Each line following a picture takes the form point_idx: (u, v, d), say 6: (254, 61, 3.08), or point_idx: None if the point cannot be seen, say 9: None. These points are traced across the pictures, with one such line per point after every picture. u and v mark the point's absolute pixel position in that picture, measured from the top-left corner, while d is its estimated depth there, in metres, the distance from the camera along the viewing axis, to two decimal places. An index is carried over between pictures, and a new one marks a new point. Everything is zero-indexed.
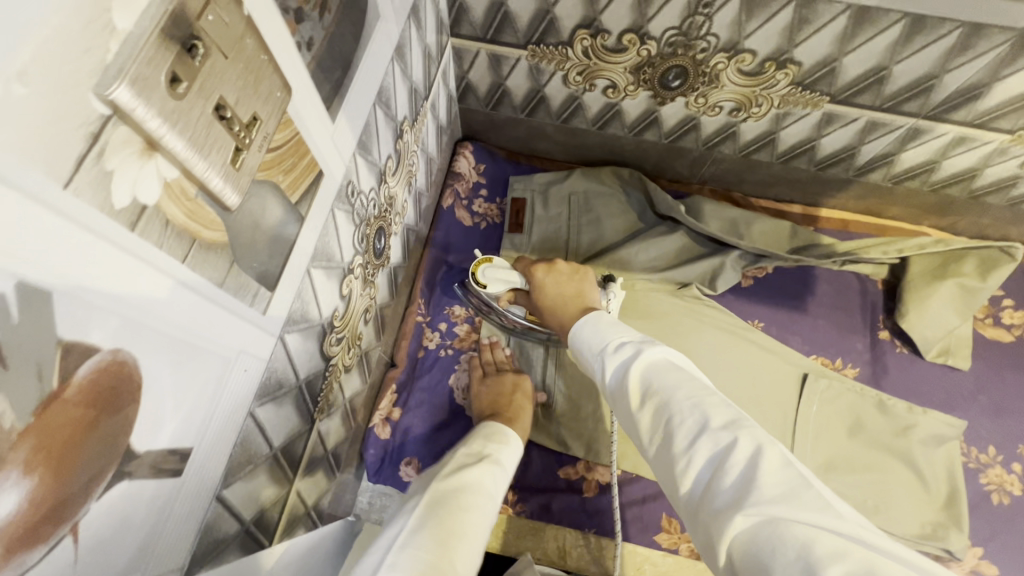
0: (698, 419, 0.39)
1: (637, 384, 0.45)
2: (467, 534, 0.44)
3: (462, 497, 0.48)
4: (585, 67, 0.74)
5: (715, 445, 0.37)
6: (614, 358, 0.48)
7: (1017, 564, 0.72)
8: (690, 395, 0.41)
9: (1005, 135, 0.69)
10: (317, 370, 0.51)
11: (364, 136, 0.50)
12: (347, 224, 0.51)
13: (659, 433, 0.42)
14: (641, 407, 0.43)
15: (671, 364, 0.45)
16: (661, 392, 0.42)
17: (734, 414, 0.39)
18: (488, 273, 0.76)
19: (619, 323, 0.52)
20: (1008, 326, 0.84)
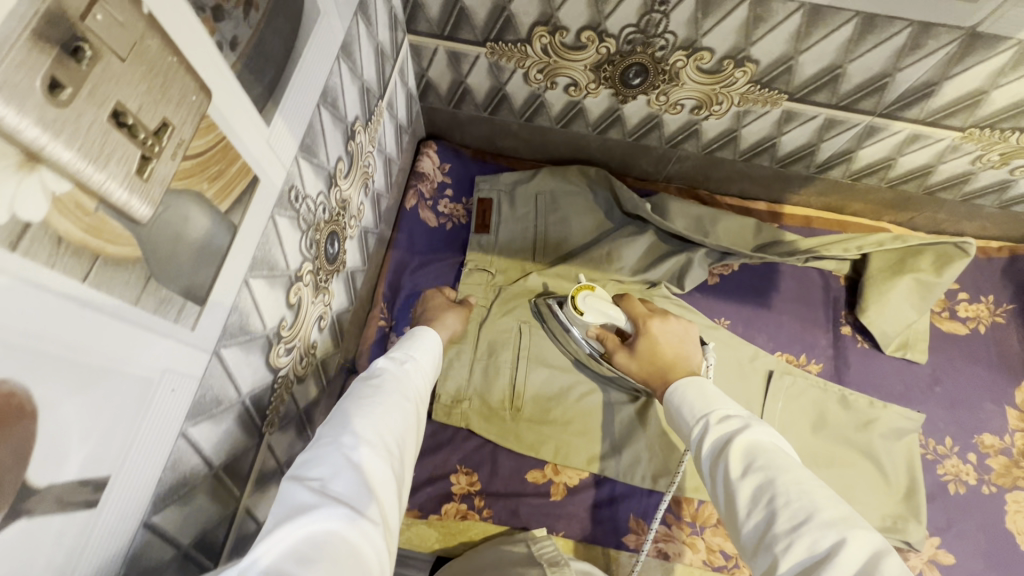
0: (806, 508, 0.42)
1: (738, 456, 0.48)
2: (387, 414, 0.48)
3: (364, 386, 0.50)
4: (545, 65, 0.72)
5: (824, 537, 0.40)
6: (718, 427, 0.51)
7: (972, 552, 0.74)
8: (797, 481, 0.44)
9: (956, 133, 0.70)
10: (263, 384, 0.49)
11: (307, 138, 0.48)
12: (292, 231, 0.48)
13: (754, 509, 0.44)
14: (739, 479, 0.46)
15: (777, 447, 0.48)
16: (767, 472, 0.45)
17: (849, 514, 0.41)
18: (594, 305, 0.71)
19: (722, 395, 0.56)
20: (963, 319, 0.85)
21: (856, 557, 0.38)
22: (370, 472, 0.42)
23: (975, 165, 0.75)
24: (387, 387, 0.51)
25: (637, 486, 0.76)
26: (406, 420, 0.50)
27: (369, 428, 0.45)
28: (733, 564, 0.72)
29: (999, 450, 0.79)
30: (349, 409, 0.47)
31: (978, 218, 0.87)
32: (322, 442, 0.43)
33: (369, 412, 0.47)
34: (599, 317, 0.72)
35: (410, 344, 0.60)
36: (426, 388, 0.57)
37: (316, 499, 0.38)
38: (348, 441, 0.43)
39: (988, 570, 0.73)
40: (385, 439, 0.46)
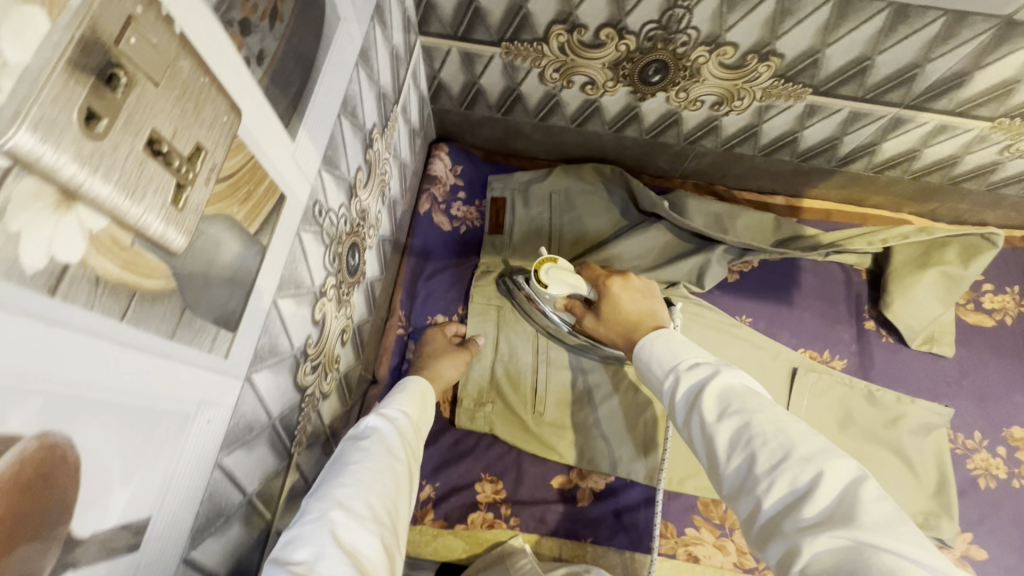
0: (783, 445, 0.40)
1: (712, 403, 0.46)
2: (376, 479, 0.47)
3: (348, 454, 0.49)
4: (561, 64, 0.71)
5: (803, 471, 0.38)
6: (689, 376, 0.50)
7: (1004, 546, 0.73)
8: (773, 419, 0.42)
9: (986, 122, 0.68)
10: (291, 404, 0.48)
11: (329, 150, 0.47)
12: (316, 246, 0.47)
13: (733, 453, 0.43)
14: (715, 424, 0.45)
15: (749, 387, 0.47)
16: (742, 414, 0.44)
17: (823, 445, 0.40)
18: (555, 275, 0.72)
19: (690, 344, 0.54)
20: (989, 310, 0.84)
21: (836, 489, 0.37)
22: (358, 546, 0.40)
23: (1002, 155, 0.74)
24: (374, 452, 0.49)
25: (664, 489, 0.75)
26: (396, 486, 0.48)
27: (356, 500, 0.44)
28: (763, 566, 0.71)
29: None
30: (333, 481, 0.45)
31: (1002, 207, 0.85)
32: (306, 520, 0.42)
33: (355, 481, 0.45)
34: (563, 287, 0.72)
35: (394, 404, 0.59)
36: (414, 446, 0.55)
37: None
38: (334, 516, 0.41)
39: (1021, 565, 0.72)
40: (373, 509, 0.44)
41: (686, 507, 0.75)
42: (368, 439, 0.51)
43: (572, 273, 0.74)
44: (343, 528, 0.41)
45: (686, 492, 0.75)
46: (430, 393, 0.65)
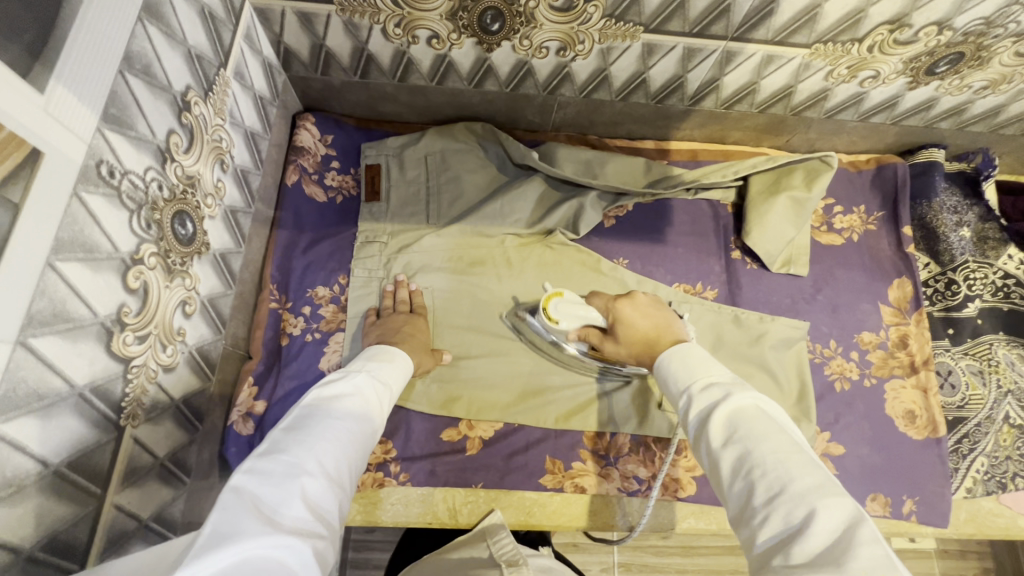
0: (781, 479, 0.42)
1: (720, 427, 0.48)
2: (349, 441, 0.51)
3: (331, 408, 0.52)
4: (400, 18, 0.70)
5: (798, 504, 0.40)
6: (701, 397, 0.53)
7: (857, 440, 0.81)
8: (773, 451, 0.44)
9: (804, 50, 0.73)
10: (109, 374, 0.46)
11: (112, 108, 0.45)
12: (113, 210, 0.45)
13: (735, 480, 0.45)
14: (721, 449, 0.47)
15: (763, 414, 0.48)
16: (745, 443, 0.46)
17: (825, 482, 0.41)
18: (560, 308, 0.72)
19: (710, 363, 0.57)
20: (839, 230, 0.91)
21: (826, 528, 0.38)
22: (318, 504, 0.44)
23: (829, 81, 0.79)
24: (350, 418, 0.53)
25: (551, 428, 0.78)
26: (361, 455, 0.52)
27: (329, 461, 0.47)
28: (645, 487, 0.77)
29: (876, 345, 0.86)
30: (312, 431, 0.48)
31: (845, 133, 0.92)
32: (281, 459, 0.44)
33: (333, 441, 0.49)
34: (571, 318, 0.72)
35: (374, 368, 0.62)
36: (382, 418, 0.59)
37: (265, 522, 0.39)
38: (307, 468, 0.45)
39: (872, 454, 0.81)
40: (338, 474, 0.47)
41: (573, 443, 0.78)
42: (347, 400, 0.54)
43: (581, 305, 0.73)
44: (312, 485, 0.44)
45: (571, 429, 0.79)
46: (408, 370, 0.68)
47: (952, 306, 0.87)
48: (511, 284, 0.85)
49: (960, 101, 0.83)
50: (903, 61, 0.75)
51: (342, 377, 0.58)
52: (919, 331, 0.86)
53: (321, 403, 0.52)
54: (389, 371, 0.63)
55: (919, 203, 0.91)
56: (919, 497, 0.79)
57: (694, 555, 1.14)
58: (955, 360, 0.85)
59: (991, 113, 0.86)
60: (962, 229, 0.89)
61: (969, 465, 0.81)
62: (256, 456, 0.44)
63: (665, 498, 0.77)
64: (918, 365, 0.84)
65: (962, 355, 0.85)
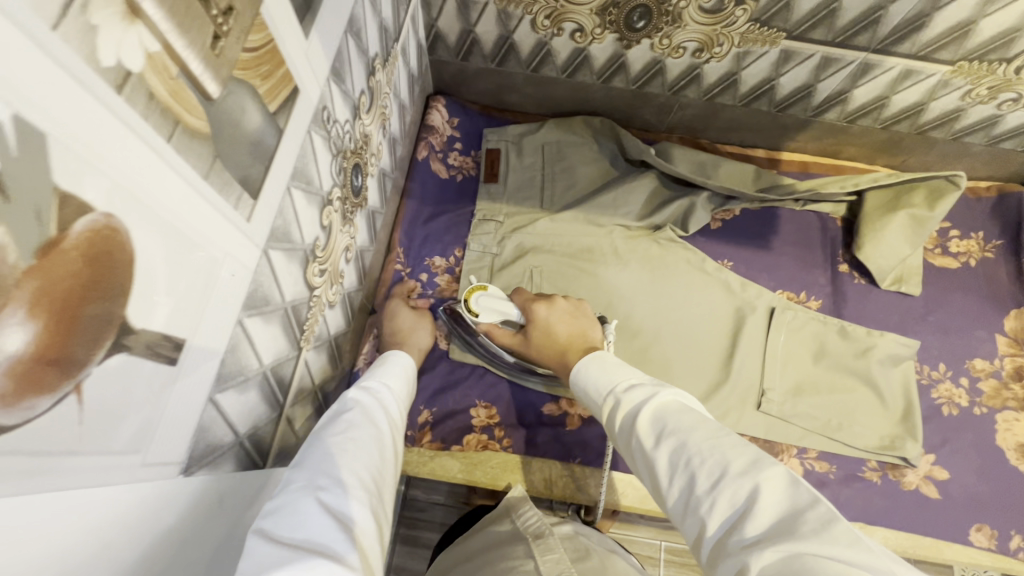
0: (718, 462, 0.42)
1: (650, 429, 0.48)
2: (359, 446, 0.46)
3: (330, 427, 0.48)
4: (552, 10, 0.75)
5: (744, 479, 0.40)
6: (626, 403, 0.52)
7: (963, 467, 0.79)
8: (706, 437, 0.44)
9: (947, 67, 0.73)
10: (302, 297, 0.52)
11: (337, 62, 0.51)
12: (324, 151, 0.51)
13: (675, 475, 0.44)
14: (656, 448, 0.46)
15: (682, 405, 0.49)
16: (679, 435, 0.45)
17: (754, 457, 0.42)
18: (487, 302, 0.74)
19: (625, 366, 0.57)
20: (954, 254, 0.90)
21: (771, 500, 0.39)
22: (348, 511, 0.39)
23: (965, 100, 0.79)
24: (355, 426, 0.49)
25: None
26: (379, 457, 0.48)
27: (345, 470, 0.43)
28: None
29: (989, 373, 0.83)
30: (315, 452, 0.44)
31: (968, 158, 0.91)
32: (285, 490, 0.39)
33: (337, 453, 0.44)
34: (495, 311, 0.74)
35: (374, 379, 0.60)
36: (392, 428, 0.55)
37: (282, 552, 0.34)
38: (319, 480, 0.40)
39: (979, 484, 0.78)
40: (359, 478, 0.43)
41: None
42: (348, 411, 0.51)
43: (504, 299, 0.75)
44: (329, 494, 0.39)
45: None
46: (410, 374, 0.68)
47: None
48: (622, 274, 0.87)
49: None
50: None
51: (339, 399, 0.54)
52: None
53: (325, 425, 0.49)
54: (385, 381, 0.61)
55: None
56: None
57: None
58: None
59: None
60: None
61: None
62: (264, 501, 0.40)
63: None
64: None
65: None
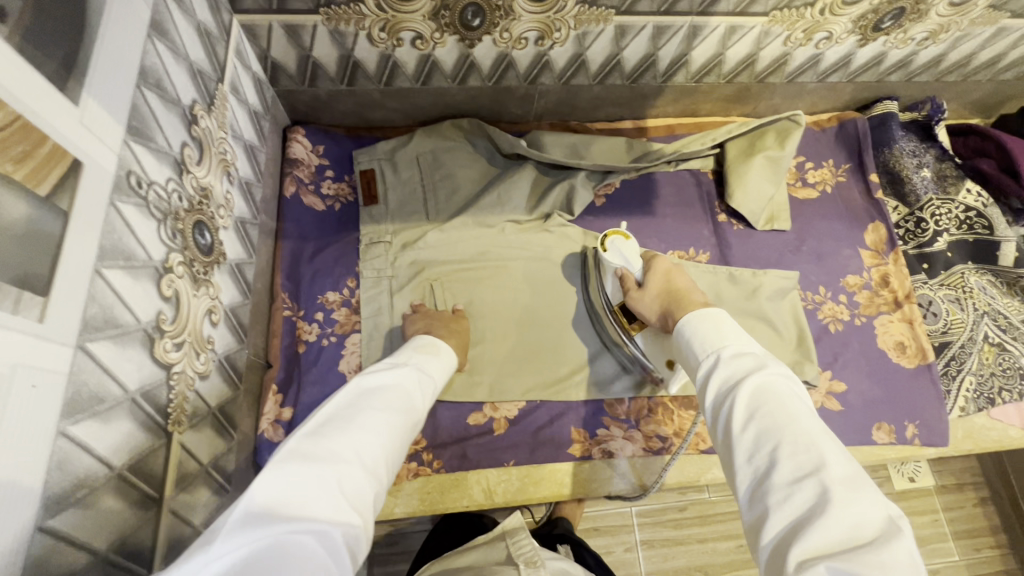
0: (809, 464, 0.42)
1: (745, 410, 0.48)
2: (389, 430, 0.51)
3: (373, 400, 0.52)
4: (385, 22, 0.73)
5: (825, 492, 0.40)
6: (732, 368, 0.52)
7: (856, 375, 0.86)
8: (803, 437, 0.44)
9: (763, 18, 0.79)
10: (154, 380, 0.47)
11: (135, 121, 0.46)
12: (143, 218, 0.47)
13: (755, 458, 0.45)
14: (742, 430, 0.47)
15: (789, 393, 0.48)
16: (772, 427, 0.46)
17: (853, 475, 0.42)
18: (620, 247, 0.78)
19: (743, 336, 0.56)
20: (813, 185, 0.97)
21: (846, 511, 0.39)
22: (358, 493, 0.44)
23: (787, 46, 0.85)
24: (389, 410, 0.52)
25: (572, 400, 0.81)
26: (398, 445, 0.52)
27: (368, 451, 0.47)
28: (670, 445, 0.80)
29: (861, 286, 0.91)
30: (355, 421, 0.49)
31: (806, 96, 0.99)
32: (320, 445, 0.45)
33: (369, 430, 0.49)
34: (634, 260, 0.76)
35: (418, 362, 0.63)
36: (425, 409, 0.60)
37: (296, 514, 0.39)
38: (347, 457, 0.45)
39: (871, 387, 0.86)
40: (376, 465, 0.47)
41: (594, 412, 0.81)
42: (383, 393, 0.54)
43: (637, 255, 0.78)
44: (351, 473, 0.44)
45: (592, 399, 0.81)
46: (453, 362, 0.71)
47: (923, 243, 0.93)
48: (522, 269, 0.87)
49: (906, 54, 0.90)
50: (852, 21, 0.81)
51: (387, 369, 0.59)
52: (898, 269, 0.92)
53: (365, 394, 0.53)
54: (426, 360, 0.65)
55: (882, 151, 0.98)
56: (920, 421, 0.85)
57: (713, 523, 1.17)
58: (934, 291, 0.91)
59: (934, 62, 0.93)
60: (923, 170, 0.96)
61: (959, 386, 0.87)
62: (298, 437, 0.45)
63: (690, 454, 0.81)
64: (901, 299, 0.90)
65: (939, 286, 0.92)
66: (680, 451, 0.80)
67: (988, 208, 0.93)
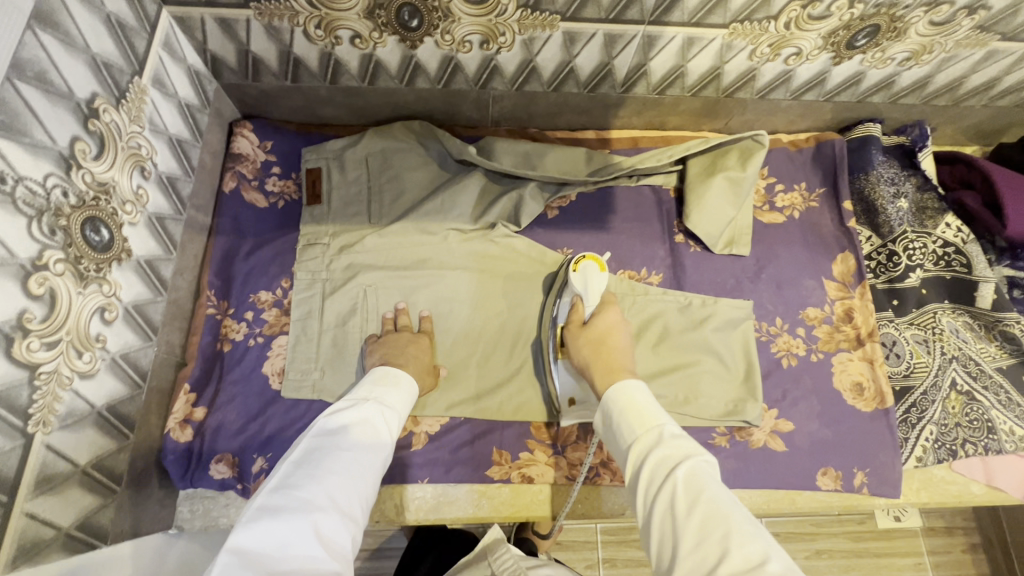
0: (748, 554, 0.41)
1: (684, 492, 0.46)
2: (363, 475, 0.52)
3: (340, 441, 0.53)
4: (319, 19, 0.71)
5: (769, 571, 0.39)
6: (668, 448, 0.51)
7: (805, 415, 0.81)
8: (739, 526, 0.43)
9: (723, 30, 0.74)
10: (10, 381, 0.47)
11: (1, 115, 0.45)
12: (5, 215, 0.46)
13: (697, 547, 0.43)
14: (685, 515, 0.45)
15: (718, 482, 0.48)
16: (713, 512, 0.44)
17: (788, 564, 0.40)
18: (589, 274, 0.74)
19: (659, 412, 0.56)
20: (780, 209, 0.92)
21: None
22: (331, 537, 0.44)
23: (753, 60, 0.80)
24: (361, 452, 0.54)
25: (497, 419, 0.79)
26: (373, 485, 0.53)
27: (338, 495, 0.48)
28: (592, 473, 0.78)
29: (821, 320, 0.86)
30: (324, 466, 0.49)
31: (780, 113, 0.93)
32: (292, 495, 0.45)
33: (342, 474, 0.49)
34: (594, 293, 0.73)
35: (383, 394, 0.63)
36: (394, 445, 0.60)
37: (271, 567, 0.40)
38: (318, 504, 0.45)
39: (821, 429, 0.81)
40: (350, 508, 0.48)
41: (519, 434, 0.79)
42: (351, 432, 0.55)
43: (601, 286, 0.74)
44: (326, 519, 0.45)
45: (518, 420, 0.79)
46: (414, 392, 0.68)
47: (895, 278, 0.88)
48: (461, 278, 0.84)
49: (887, 74, 0.84)
50: (822, 37, 0.76)
51: (351, 406, 0.59)
52: (863, 304, 0.86)
53: (331, 436, 0.53)
54: (394, 388, 0.65)
55: (857, 176, 0.92)
56: (871, 469, 0.79)
57: None
58: (900, 331, 0.85)
59: (920, 84, 0.86)
60: (900, 200, 0.90)
61: (918, 435, 0.81)
62: (266, 493, 0.46)
63: (615, 484, 0.78)
64: (863, 338, 0.84)
65: (907, 325, 0.86)
66: (603, 481, 0.78)
67: (966, 245, 0.87)
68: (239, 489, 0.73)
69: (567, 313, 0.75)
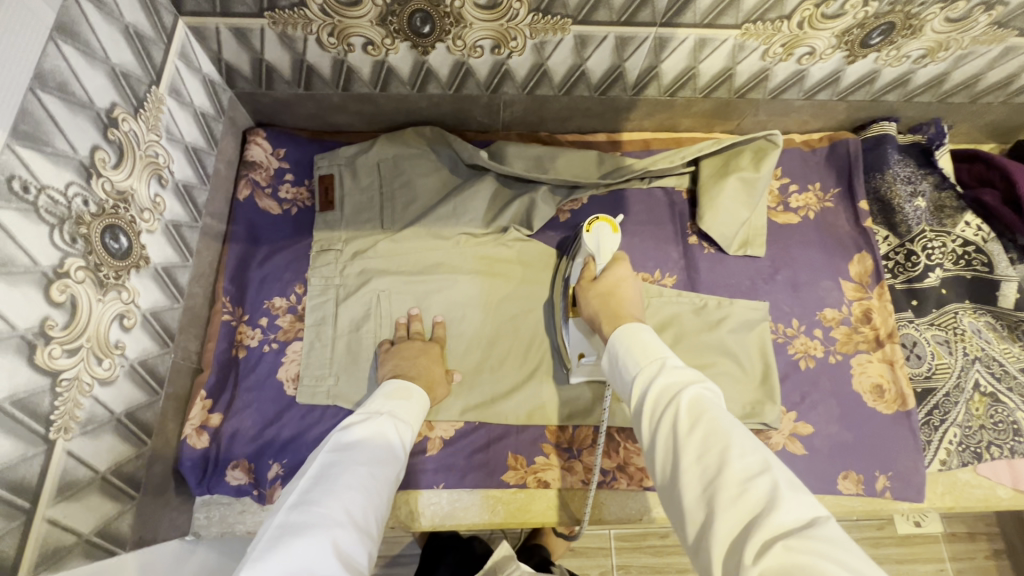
0: (753, 472, 0.41)
1: (686, 414, 0.46)
2: (379, 491, 0.51)
3: (356, 455, 0.53)
4: (332, 27, 0.71)
5: (775, 486, 0.39)
6: (669, 375, 0.50)
7: (825, 419, 0.80)
8: (743, 445, 0.42)
9: (735, 30, 0.74)
10: (33, 388, 0.47)
11: (24, 125, 0.46)
12: (28, 224, 0.46)
13: (700, 466, 0.43)
14: (687, 435, 0.45)
15: (721, 405, 0.47)
16: (717, 434, 0.43)
17: (791, 479, 0.41)
18: (603, 236, 0.68)
19: (659, 344, 0.54)
20: (795, 209, 0.91)
21: (792, 509, 0.38)
22: (351, 553, 0.44)
23: (766, 60, 0.80)
24: (377, 465, 0.53)
25: (512, 424, 0.78)
26: (389, 499, 0.53)
27: (356, 509, 0.47)
28: (608, 478, 0.77)
29: (839, 321, 0.85)
30: (341, 480, 0.49)
31: (793, 113, 0.92)
32: (311, 512, 0.45)
33: (359, 489, 0.49)
34: (606, 252, 0.69)
35: (396, 406, 0.62)
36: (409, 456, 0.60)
37: None
38: (336, 520, 0.45)
39: (842, 432, 0.79)
40: (368, 525, 0.48)
41: (534, 438, 0.78)
42: (366, 443, 0.55)
43: (613, 245, 0.69)
44: (344, 535, 0.44)
45: (532, 424, 0.78)
46: (425, 405, 0.67)
47: (913, 278, 0.86)
48: (475, 283, 0.84)
49: (902, 72, 0.83)
50: (835, 36, 0.75)
51: (365, 419, 0.59)
52: (882, 305, 0.85)
53: (346, 450, 0.53)
54: (407, 399, 0.64)
55: (873, 174, 0.91)
56: (894, 472, 0.77)
57: None
58: (920, 331, 0.84)
59: (935, 81, 0.85)
60: (917, 199, 0.89)
61: (942, 437, 0.79)
62: (286, 513, 0.46)
63: (632, 489, 0.77)
64: (882, 338, 0.83)
65: (928, 326, 0.84)
66: (620, 485, 0.77)
67: (987, 244, 0.86)
68: (254, 495, 0.73)
69: (579, 273, 0.74)
